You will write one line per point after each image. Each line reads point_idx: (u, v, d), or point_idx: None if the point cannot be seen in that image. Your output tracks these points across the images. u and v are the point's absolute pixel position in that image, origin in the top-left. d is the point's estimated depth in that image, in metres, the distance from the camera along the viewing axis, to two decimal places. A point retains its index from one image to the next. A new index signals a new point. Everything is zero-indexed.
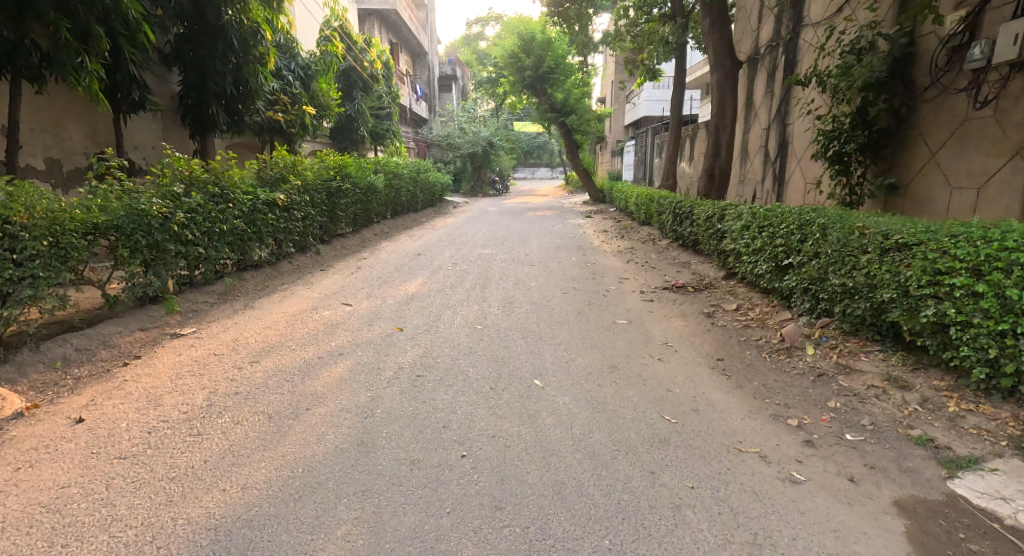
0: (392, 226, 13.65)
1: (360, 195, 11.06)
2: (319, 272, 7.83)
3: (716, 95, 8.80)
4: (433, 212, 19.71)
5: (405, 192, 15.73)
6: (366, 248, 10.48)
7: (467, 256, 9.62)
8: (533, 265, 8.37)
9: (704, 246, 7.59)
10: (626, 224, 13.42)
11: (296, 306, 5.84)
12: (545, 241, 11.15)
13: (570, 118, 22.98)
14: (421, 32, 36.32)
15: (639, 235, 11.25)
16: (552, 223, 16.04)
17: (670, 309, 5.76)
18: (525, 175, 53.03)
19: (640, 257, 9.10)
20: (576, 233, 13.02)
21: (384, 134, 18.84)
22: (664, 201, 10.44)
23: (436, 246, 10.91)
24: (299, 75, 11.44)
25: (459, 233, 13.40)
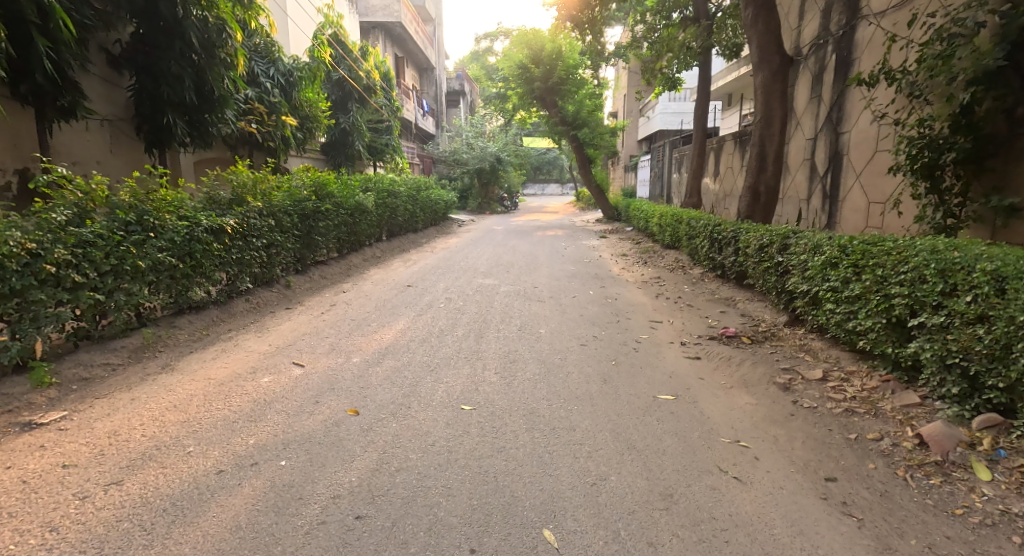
0: (386, 251, 12.29)
1: (346, 217, 9.73)
2: (282, 312, 6.47)
3: (761, 99, 7.41)
4: (435, 232, 18.37)
5: (402, 211, 14.40)
6: (350, 278, 9.13)
7: (465, 288, 8.21)
8: (542, 302, 6.99)
9: (753, 281, 6.19)
10: (646, 248, 11.98)
11: (233, 366, 4.47)
12: (556, 269, 9.74)
13: (582, 132, 21.71)
14: (428, 47, 35.38)
15: (665, 262, 9.79)
16: (564, 246, 14.64)
17: (726, 374, 4.32)
18: (535, 193, 51.91)
19: (671, 292, 7.65)
20: (590, 258, 11.60)
21: (381, 149, 17.64)
22: (696, 223, 8.97)
23: (430, 274, 9.54)
24: (279, 81, 10.11)
25: (459, 257, 12.03)
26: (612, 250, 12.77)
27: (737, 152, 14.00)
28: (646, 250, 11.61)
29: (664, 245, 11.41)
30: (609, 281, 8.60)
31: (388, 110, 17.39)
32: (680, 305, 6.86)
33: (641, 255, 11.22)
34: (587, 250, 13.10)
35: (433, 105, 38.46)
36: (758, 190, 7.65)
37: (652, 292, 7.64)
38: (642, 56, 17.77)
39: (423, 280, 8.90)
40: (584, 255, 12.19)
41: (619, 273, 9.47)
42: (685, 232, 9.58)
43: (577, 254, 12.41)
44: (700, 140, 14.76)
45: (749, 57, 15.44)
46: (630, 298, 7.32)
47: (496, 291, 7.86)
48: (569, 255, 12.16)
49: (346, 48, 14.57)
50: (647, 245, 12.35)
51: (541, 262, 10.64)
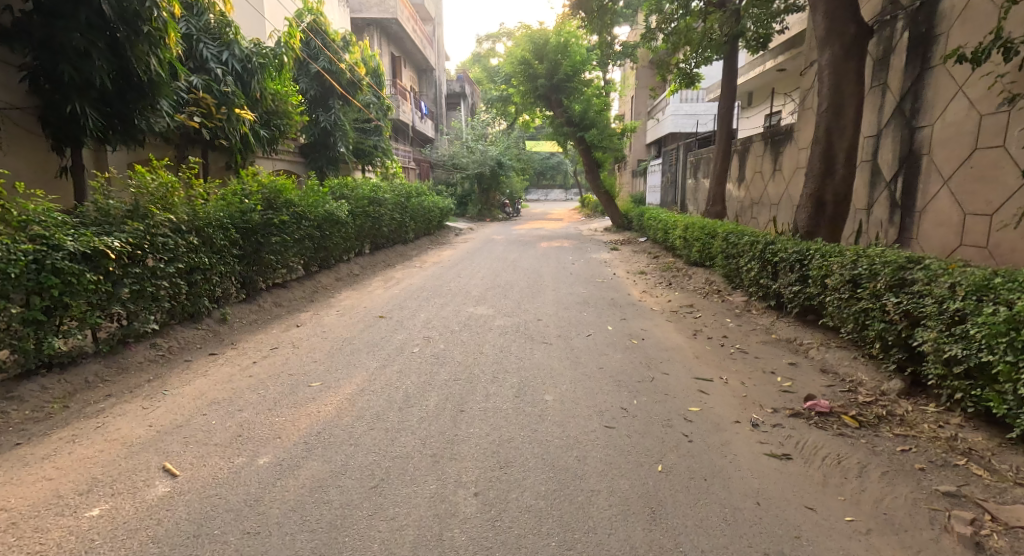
0: (366, 269, 10.70)
1: (310, 230, 8.12)
2: (202, 360, 4.89)
3: (830, 83, 5.83)
4: (428, 243, 16.81)
5: (389, 222, 12.82)
6: (314, 304, 7.55)
7: (451, 319, 6.61)
8: (549, 346, 5.41)
9: (833, 321, 4.62)
10: (668, 264, 10.37)
11: (62, 477, 2.87)
12: (563, 293, 8.15)
13: (590, 134, 20.12)
14: (426, 47, 33.89)
15: (695, 287, 8.17)
16: (571, 259, 13.04)
17: (845, 496, 2.71)
18: (538, 199, 50.41)
19: (712, 329, 6.04)
20: (602, 276, 9.99)
21: (368, 152, 16.22)
22: (737, 238, 7.32)
23: (412, 299, 7.97)
24: (235, 69, 8.53)
25: (451, 275, 10.47)
26: (626, 267, 11.18)
27: (767, 153, 12.45)
28: (668, 269, 10.00)
29: (691, 263, 9.79)
30: (630, 312, 7.01)
31: (377, 109, 15.91)
32: (729, 351, 5.23)
33: (662, 276, 9.59)
34: (599, 266, 11.50)
35: (431, 108, 37.08)
36: (823, 199, 6.02)
37: (688, 331, 6.02)
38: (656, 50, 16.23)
39: (402, 308, 7.32)
40: (596, 272, 10.58)
41: (640, 299, 7.85)
42: (719, 249, 8.00)
43: (587, 271, 10.80)
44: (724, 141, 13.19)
45: (778, 48, 13.94)
46: (661, 339, 5.73)
47: (490, 325, 6.28)
48: (578, 273, 10.58)
49: (326, 38, 13.04)
50: (669, 261, 10.74)
51: (545, 283, 9.05)
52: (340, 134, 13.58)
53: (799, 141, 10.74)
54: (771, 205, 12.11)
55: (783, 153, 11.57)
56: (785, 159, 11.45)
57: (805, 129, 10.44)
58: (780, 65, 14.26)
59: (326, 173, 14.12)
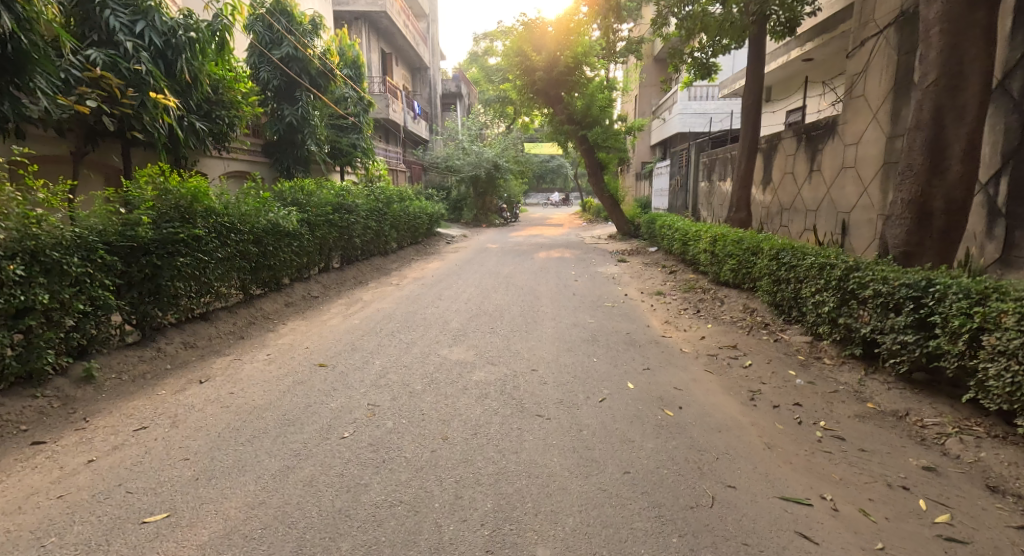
0: (329, 291, 9.00)
1: (243, 246, 6.43)
2: (9, 462, 3.18)
3: (944, 42, 4.14)
4: (413, 254, 15.14)
5: (362, 231, 11.12)
6: (243, 343, 5.85)
7: (415, 368, 4.94)
8: (546, 427, 3.72)
9: (997, 401, 3.13)
10: (691, 285, 8.68)
11: None
12: (565, 327, 6.46)
13: (593, 132, 18.47)
14: (419, 44, 32.32)
15: (733, 319, 6.46)
16: (574, 274, 11.35)
17: None
18: (537, 202, 48.82)
19: (775, 391, 4.31)
20: (612, 299, 8.27)
21: (346, 151, 14.65)
22: (794, 258, 5.60)
23: (372, 334, 6.28)
24: (155, 44, 6.80)
25: (429, 296, 8.81)
26: (639, 286, 9.48)
27: (801, 152, 10.77)
28: (692, 292, 8.28)
29: (721, 283, 8.10)
30: (655, 358, 5.31)
31: (355, 104, 14.32)
32: (815, 436, 3.53)
33: (685, 301, 7.87)
34: (607, 284, 9.81)
35: (425, 107, 35.58)
36: (932, 209, 4.30)
37: (741, 393, 4.31)
38: (668, 37, 14.58)
39: (355, 349, 5.62)
40: (604, 293, 8.88)
41: (664, 337, 6.14)
42: (763, 270, 6.31)
43: (593, 291, 9.11)
44: (749, 137, 11.52)
45: (807, 34, 12.27)
46: (707, 409, 4.02)
47: (466, 381, 4.60)
48: (584, 293, 8.90)
49: (289, 22, 11.46)
50: (692, 280, 9.02)
51: (542, 310, 7.36)
52: (309, 131, 12.02)
53: (845, 136, 9.05)
54: (807, 211, 10.42)
55: (822, 151, 9.89)
56: (825, 158, 9.76)
57: (853, 122, 8.75)
58: (807, 54, 12.61)
59: (294, 175, 12.58)
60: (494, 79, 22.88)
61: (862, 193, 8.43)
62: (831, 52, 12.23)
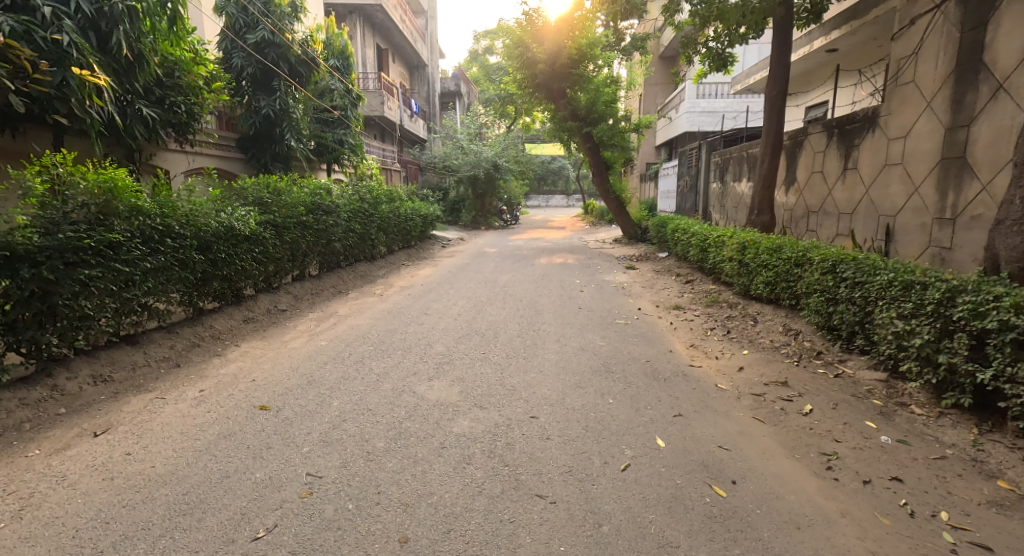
0: (301, 303, 7.90)
1: (187, 254, 5.38)
2: None
3: None
4: (405, 259, 14.04)
5: (344, 234, 10.05)
6: (177, 373, 4.77)
7: (380, 415, 3.88)
8: (548, 521, 2.69)
9: None
10: (714, 299, 7.61)
11: None
12: (571, 355, 5.40)
13: (597, 130, 17.38)
14: (416, 40, 31.32)
15: (772, 345, 5.38)
16: (579, 283, 10.28)
17: None
18: (539, 204, 47.67)
19: (861, 455, 3.20)
20: (624, 316, 7.18)
21: (331, 147, 13.75)
22: (857, 272, 4.53)
23: (337, 362, 5.18)
24: (85, 12, 5.73)
25: (412, 310, 7.69)
26: (653, 300, 8.40)
27: (832, 149, 9.70)
28: (718, 308, 7.19)
29: (751, 299, 7.03)
30: (685, 399, 4.23)
31: (340, 97, 13.45)
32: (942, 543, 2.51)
33: (710, 320, 6.78)
34: (617, 296, 8.74)
35: (422, 105, 34.96)
36: None
37: (810, 459, 3.22)
38: (680, 27, 13.49)
39: (311, 383, 4.53)
40: (614, 307, 7.83)
41: (692, 368, 5.06)
42: (811, 285, 5.23)
43: (602, 304, 8.02)
44: (772, 134, 10.46)
45: (832, 21, 11.18)
46: (772, 486, 2.95)
47: (444, 436, 3.54)
48: (591, 306, 7.83)
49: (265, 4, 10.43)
50: (714, 294, 7.94)
51: (543, 331, 6.29)
52: (288, 126, 11.15)
53: (887, 130, 7.98)
54: (840, 215, 9.35)
55: (858, 148, 8.81)
56: (862, 155, 8.68)
57: (899, 114, 7.70)
58: (832, 44, 11.52)
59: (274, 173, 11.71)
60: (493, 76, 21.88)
61: (912, 194, 7.36)
62: (859, 41, 11.14)
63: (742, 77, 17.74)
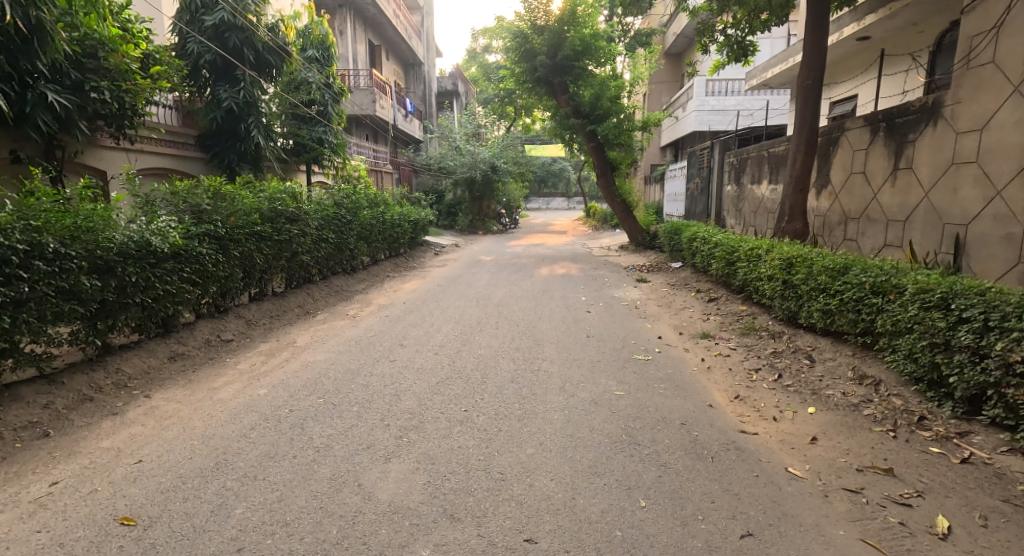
0: (253, 330, 6.63)
1: (75, 279, 4.14)
2: None
3: None
4: (391, 270, 12.77)
5: (314, 245, 8.78)
6: (39, 449, 3.48)
7: (300, 538, 2.62)
8: None
9: None
10: (751, 326, 6.34)
11: None
12: (580, 414, 4.14)
13: (602, 127, 16.06)
14: (411, 37, 30.14)
15: (845, 398, 4.09)
16: (584, 300, 9.02)
17: None
18: (539, 207, 46.39)
19: None
20: (641, 351, 5.88)
21: (310, 145, 12.56)
22: (995, 315, 3.35)
23: (270, 423, 3.92)
24: None
25: (385, 340, 6.42)
26: (674, 326, 7.14)
27: (878, 146, 8.43)
28: (757, 338, 5.92)
29: (800, 328, 5.75)
30: (748, 497, 2.95)
31: (318, 90, 12.39)
32: None
33: (750, 355, 5.49)
34: (631, 320, 7.46)
35: (418, 104, 33.78)
36: None
37: None
38: (695, 13, 12.24)
39: (221, 464, 3.28)
40: (629, 335, 6.56)
41: (743, 435, 3.78)
42: (900, 323, 3.94)
43: (613, 331, 6.75)
44: (805, 129, 9.20)
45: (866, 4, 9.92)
46: None
47: None
48: (601, 334, 6.57)
49: None
50: (749, 320, 6.67)
51: (544, 374, 5.03)
52: (255, 122, 9.97)
53: (955, 123, 6.75)
54: (889, 222, 8.07)
55: (913, 144, 7.56)
56: (919, 153, 7.43)
57: (973, 103, 6.46)
58: (864, 31, 10.27)
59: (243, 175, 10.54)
60: (489, 75, 20.51)
61: (992, 200, 6.14)
62: (897, 27, 9.93)
63: (760, 73, 16.98)
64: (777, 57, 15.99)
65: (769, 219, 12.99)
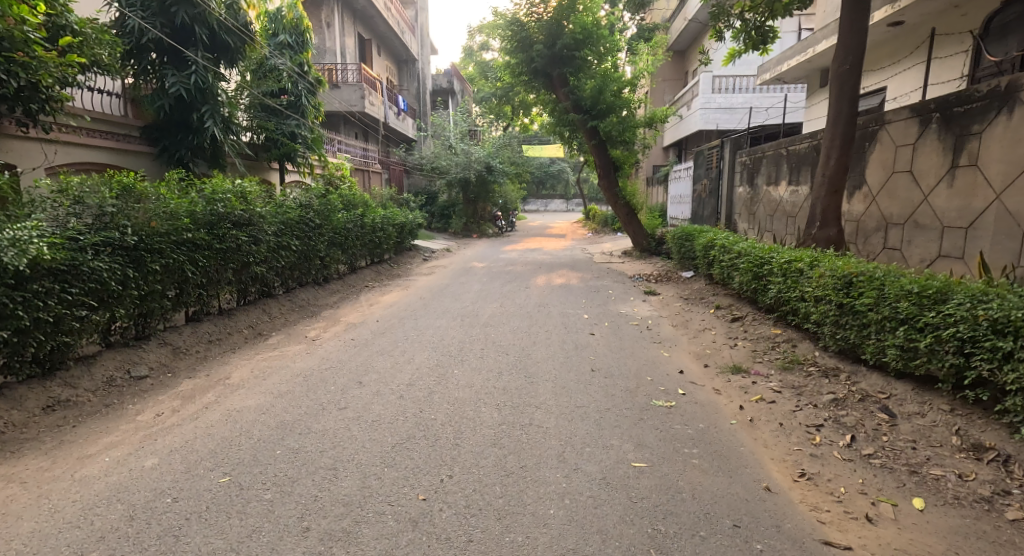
0: (180, 362, 5.41)
1: None
2: None
3: None
4: (370, 279, 11.57)
5: (272, 253, 7.60)
6: None
7: None
8: None
9: None
10: (793, 359, 5.18)
11: None
12: (585, 512, 2.92)
13: (604, 123, 14.80)
14: (404, 32, 29.01)
15: (968, 488, 3.00)
16: (586, 318, 7.82)
17: None
18: (537, 209, 45.20)
19: None
20: (656, 396, 4.65)
21: (280, 139, 11.41)
22: None
23: (134, 529, 2.72)
24: None
25: (340, 375, 5.21)
26: (695, 355, 5.95)
27: (929, 141, 7.24)
28: (806, 377, 4.75)
29: (861, 364, 4.59)
30: None
31: (289, 77, 11.29)
32: None
33: (802, 402, 4.32)
34: (642, 347, 6.26)
35: (411, 102, 32.64)
36: None
37: None
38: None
39: None
40: (641, 369, 5.36)
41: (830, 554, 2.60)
42: None
43: (622, 363, 5.54)
44: (841, 120, 7.99)
45: None
46: None
47: None
48: (609, 367, 5.38)
49: None
50: (787, 350, 5.52)
51: (535, 434, 3.84)
52: (214, 110, 8.85)
53: None
54: (944, 229, 6.93)
55: (978, 136, 6.40)
56: (987, 146, 6.28)
57: None
58: (900, 14, 9.17)
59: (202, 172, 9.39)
60: (485, 72, 19.46)
61: None
62: (936, 9, 8.95)
63: (774, 66, 15.73)
64: (793, 49, 14.75)
65: (787, 224, 11.84)
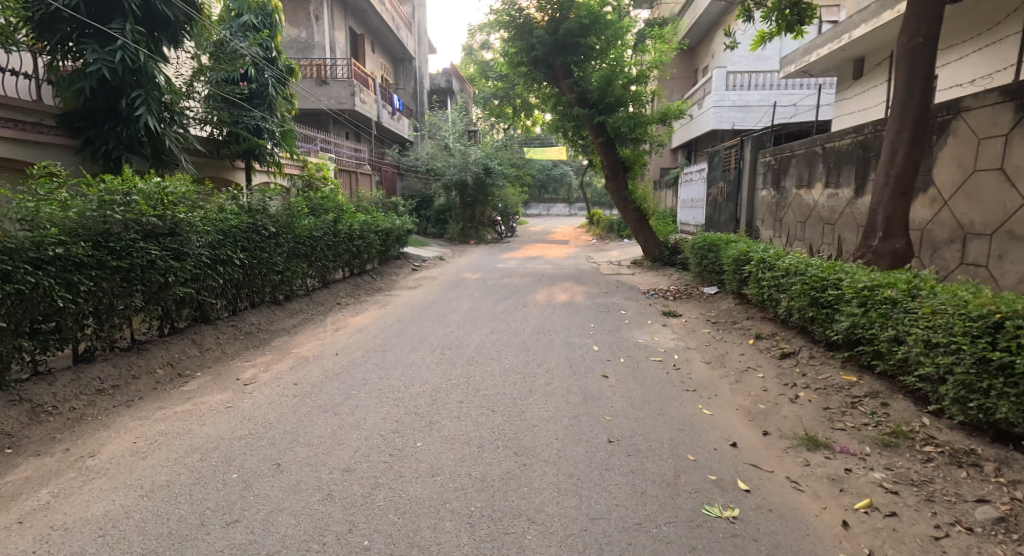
0: (36, 430, 3.95)
1: None
2: None
3: None
4: (345, 295, 10.12)
5: (204, 269, 6.13)
6: None
7: None
8: None
9: None
10: (895, 431, 3.68)
11: None
12: None
13: (610, 117, 13.25)
14: (399, 28, 27.65)
15: None
16: (596, 351, 6.31)
17: None
18: (538, 214, 43.75)
19: None
20: (702, 495, 3.19)
21: (243, 133, 10.01)
22: None
23: None
24: None
25: (255, 452, 3.72)
26: (747, 413, 4.43)
27: None
28: (926, 464, 3.30)
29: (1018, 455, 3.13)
30: None
31: (252, 61, 9.90)
32: None
33: (934, 521, 2.90)
34: (673, 399, 4.74)
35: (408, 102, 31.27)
36: None
37: None
38: None
39: None
40: (678, 442, 3.84)
41: None
42: None
43: (648, 433, 4.02)
44: (911, 106, 6.46)
45: None
46: None
47: None
48: (632, 439, 3.87)
49: None
50: (878, 413, 4.02)
51: None
52: (153, 96, 7.43)
53: None
54: None
55: None
56: None
57: None
58: None
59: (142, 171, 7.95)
60: (484, 69, 17.60)
61: None
62: None
63: (800, 57, 14.11)
64: (822, 36, 13.11)
65: (823, 232, 10.34)
